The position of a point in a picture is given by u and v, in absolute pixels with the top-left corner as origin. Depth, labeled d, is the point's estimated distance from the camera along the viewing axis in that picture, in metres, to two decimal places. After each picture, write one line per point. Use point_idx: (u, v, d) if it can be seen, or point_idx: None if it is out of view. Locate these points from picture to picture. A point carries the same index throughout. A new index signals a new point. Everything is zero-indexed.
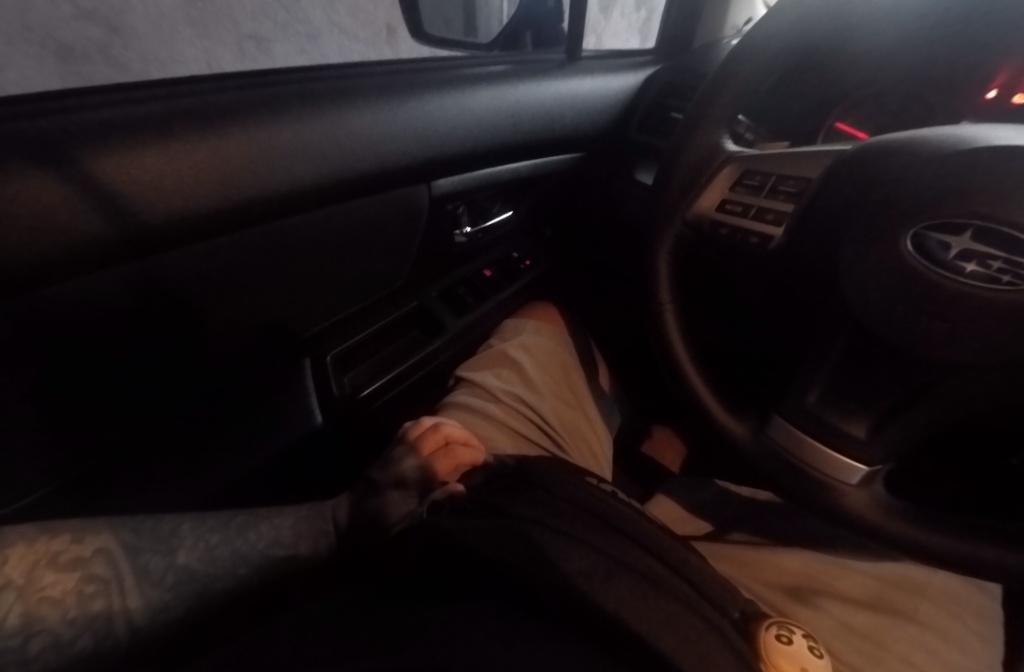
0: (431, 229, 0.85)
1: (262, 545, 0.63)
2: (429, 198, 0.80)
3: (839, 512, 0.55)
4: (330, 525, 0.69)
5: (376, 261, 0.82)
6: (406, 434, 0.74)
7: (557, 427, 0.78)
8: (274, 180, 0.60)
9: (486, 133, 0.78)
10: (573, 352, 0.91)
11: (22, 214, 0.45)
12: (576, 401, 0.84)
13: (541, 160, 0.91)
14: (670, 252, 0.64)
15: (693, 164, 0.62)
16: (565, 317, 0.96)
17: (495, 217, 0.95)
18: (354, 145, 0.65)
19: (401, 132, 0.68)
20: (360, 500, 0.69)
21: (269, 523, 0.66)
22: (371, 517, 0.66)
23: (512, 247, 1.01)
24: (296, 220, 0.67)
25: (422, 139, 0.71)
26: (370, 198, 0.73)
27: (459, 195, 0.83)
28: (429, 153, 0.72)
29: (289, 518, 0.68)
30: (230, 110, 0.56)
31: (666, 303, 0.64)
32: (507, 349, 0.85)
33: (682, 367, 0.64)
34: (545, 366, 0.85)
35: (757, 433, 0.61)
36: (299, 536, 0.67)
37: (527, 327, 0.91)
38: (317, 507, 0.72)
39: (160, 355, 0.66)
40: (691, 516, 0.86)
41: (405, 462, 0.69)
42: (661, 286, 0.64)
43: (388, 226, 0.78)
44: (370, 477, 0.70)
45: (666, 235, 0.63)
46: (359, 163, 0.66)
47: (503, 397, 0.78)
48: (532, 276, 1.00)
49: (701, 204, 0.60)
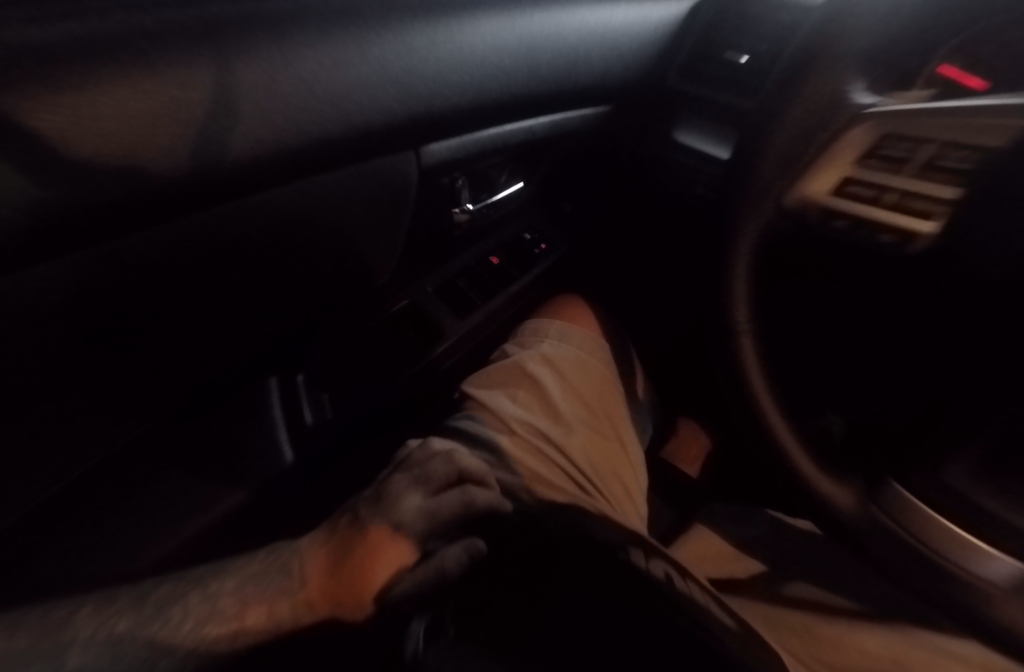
0: (425, 208, 0.66)
1: (192, 624, 0.50)
2: (417, 172, 0.60)
3: (965, 619, 0.41)
4: (290, 580, 0.55)
5: (354, 251, 0.62)
6: (403, 464, 0.62)
7: (586, 466, 0.63)
8: (213, 145, 0.37)
9: (494, 77, 0.57)
10: (611, 361, 0.76)
11: (124, 104, 0.33)
12: (610, 427, 0.69)
13: (560, 115, 0.71)
14: (754, 253, 0.46)
15: (798, 126, 0.42)
16: (596, 314, 0.80)
17: (503, 190, 0.76)
18: (328, 91, 0.43)
19: (389, 73, 0.47)
20: (347, 540, 0.56)
21: (204, 598, 0.52)
22: (361, 562, 0.54)
23: (524, 225, 0.82)
24: (232, 210, 0.44)
25: (414, 85, 0.49)
26: (339, 172, 0.50)
27: (458, 164, 0.64)
28: (422, 107, 0.51)
29: (229, 585, 0.54)
30: (111, 25, 0.33)
31: (743, 323, 0.48)
32: (526, 363, 0.70)
33: (760, 408, 0.48)
34: (573, 384, 0.70)
35: (866, 501, 0.45)
36: (244, 604, 0.53)
37: (550, 331, 0.75)
38: (272, 557, 0.58)
39: (70, 402, 0.47)
40: (742, 554, 0.73)
41: (409, 504, 0.58)
42: (737, 300, 0.47)
43: (364, 210, 0.58)
44: (357, 514, 0.58)
45: (754, 230, 0.45)
46: (336, 118, 0.45)
47: (518, 429, 0.64)
48: (547, 263, 0.82)
49: (808, 189, 0.42)
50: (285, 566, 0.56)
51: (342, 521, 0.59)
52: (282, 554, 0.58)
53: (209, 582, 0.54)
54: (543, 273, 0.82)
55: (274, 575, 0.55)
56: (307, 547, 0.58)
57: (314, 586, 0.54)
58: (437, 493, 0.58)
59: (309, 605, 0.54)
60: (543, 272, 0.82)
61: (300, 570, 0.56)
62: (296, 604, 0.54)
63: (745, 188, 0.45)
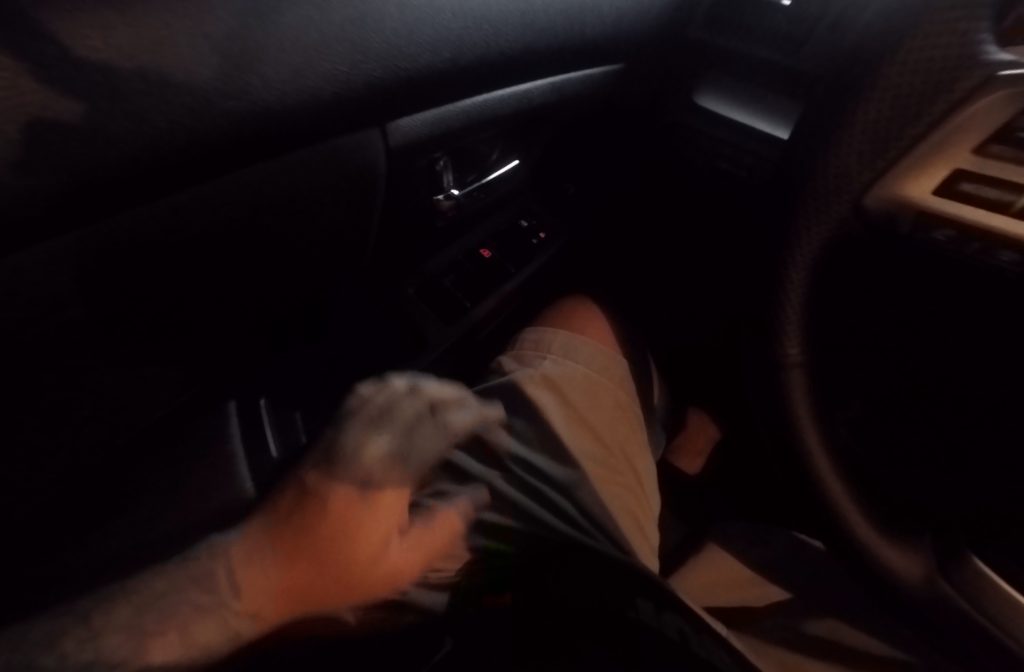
0: (400, 197, 0.54)
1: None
2: (386, 154, 0.48)
3: None
4: (222, 594, 0.43)
5: (338, 254, 0.53)
6: (358, 414, 0.51)
7: (597, 513, 0.57)
8: (75, 110, 0.27)
9: (475, 28, 0.45)
10: (627, 378, 0.68)
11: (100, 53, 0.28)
12: (620, 456, 0.62)
13: (562, 75, 0.58)
14: (811, 267, 0.38)
15: (895, 99, 0.30)
16: (608, 323, 0.71)
17: (495, 171, 0.65)
18: (256, 46, 0.33)
19: (337, 21, 0.36)
20: (318, 523, 0.45)
21: (88, 640, 0.39)
22: (341, 542, 0.46)
23: (518, 212, 0.71)
24: (186, 213, 0.35)
25: (372, 44, 0.39)
26: (281, 163, 0.39)
27: (437, 141, 0.52)
28: (381, 69, 0.41)
29: (122, 615, 0.40)
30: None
31: (796, 356, 0.40)
32: (526, 389, 0.64)
33: (809, 452, 0.41)
34: (579, 410, 0.63)
35: (932, 573, 0.39)
36: (144, 637, 0.41)
37: (553, 346, 0.67)
38: (181, 576, 0.43)
39: None
40: (760, 578, 0.65)
41: (371, 455, 0.49)
42: (789, 327, 0.40)
43: (330, 210, 0.46)
44: (310, 482, 0.47)
45: (815, 244, 0.37)
46: (277, 83, 0.35)
47: (514, 467, 0.59)
48: (546, 256, 0.71)
49: (900, 189, 0.31)
50: (201, 579, 0.43)
51: (284, 489, 0.47)
52: (200, 560, 0.44)
53: (94, 617, 0.40)
54: (543, 266, 0.71)
55: (186, 593, 0.43)
56: (229, 553, 0.44)
57: (267, 598, 0.44)
58: (407, 435, 0.52)
59: (260, 618, 0.44)
60: (544, 264, 0.71)
61: (233, 576, 0.44)
62: (240, 622, 0.44)
63: (807, 191, 0.36)
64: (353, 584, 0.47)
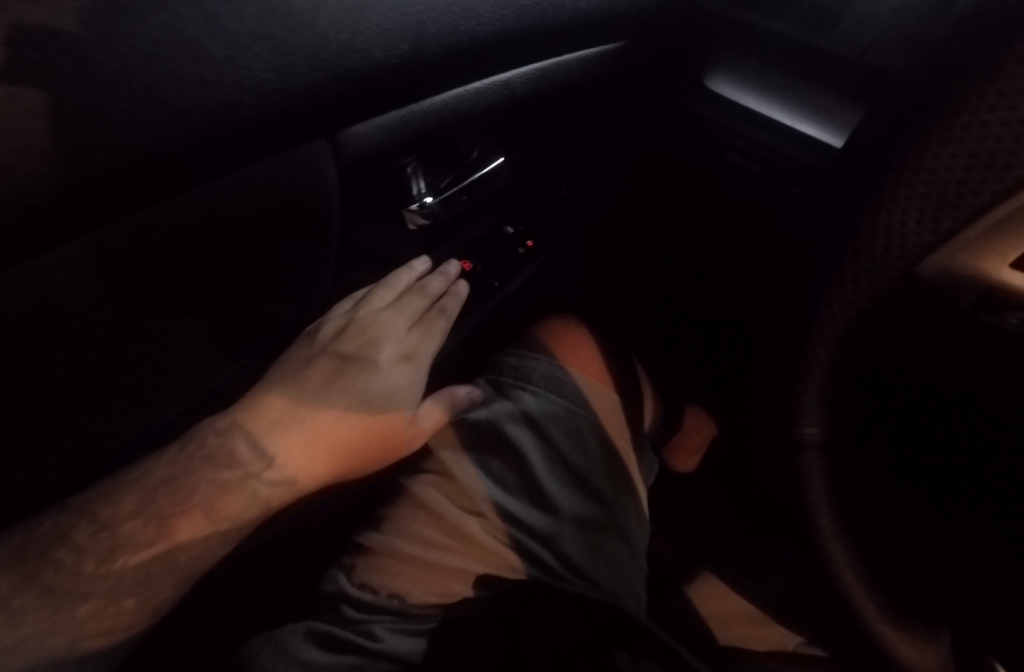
0: (361, 212, 0.48)
1: (91, 565, 0.45)
2: (337, 168, 0.42)
3: None
4: (248, 463, 0.50)
5: (295, 280, 0.47)
6: (371, 302, 0.55)
7: (584, 561, 0.55)
8: None
9: (439, 11, 0.37)
10: (619, 410, 0.64)
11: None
12: (606, 496, 0.59)
13: (551, 61, 0.49)
14: (837, 341, 0.33)
15: (979, 142, 0.23)
16: (597, 345, 0.67)
17: (476, 172, 0.56)
18: (152, 60, 0.27)
19: (252, 10, 0.29)
20: (362, 381, 0.54)
21: (99, 531, 0.44)
22: (380, 401, 0.54)
23: (506, 216, 0.62)
24: (117, 234, 0.33)
25: (306, 37, 0.32)
26: (213, 181, 0.35)
27: (398, 147, 0.45)
28: (316, 72, 0.33)
29: (131, 504, 0.46)
30: None
31: (813, 434, 0.37)
32: (507, 426, 0.59)
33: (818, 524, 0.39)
34: (564, 450, 0.59)
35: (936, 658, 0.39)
36: (162, 519, 0.47)
37: (534, 376, 0.63)
38: (189, 457, 0.48)
39: None
40: (768, 617, 0.62)
41: (397, 334, 0.55)
42: (808, 408, 0.36)
43: (276, 226, 0.41)
44: (342, 355, 0.54)
45: (847, 319, 0.32)
46: (177, 103, 0.28)
47: (493, 516, 0.56)
48: (533, 267, 0.66)
49: (969, 260, 0.27)
50: (217, 456, 0.49)
51: (318, 365, 0.53)
52: (206, 439, 0.49)
53: (101, 508, 0.44)
54: (529, 278, 0.66)
55: (202, 472, 0.49)
56: (244, 422, 0.50)
57: (301, 463, 0.51)
58: (422, 320, 0.57)
59: (293, 481, 0.51)
60: (530, 277, 0.66)
61: (257, 447, 0.50)
62: (271, 486, 0.51)
63: (847, 256, 0.31)
64: (388, 446, 0.55)
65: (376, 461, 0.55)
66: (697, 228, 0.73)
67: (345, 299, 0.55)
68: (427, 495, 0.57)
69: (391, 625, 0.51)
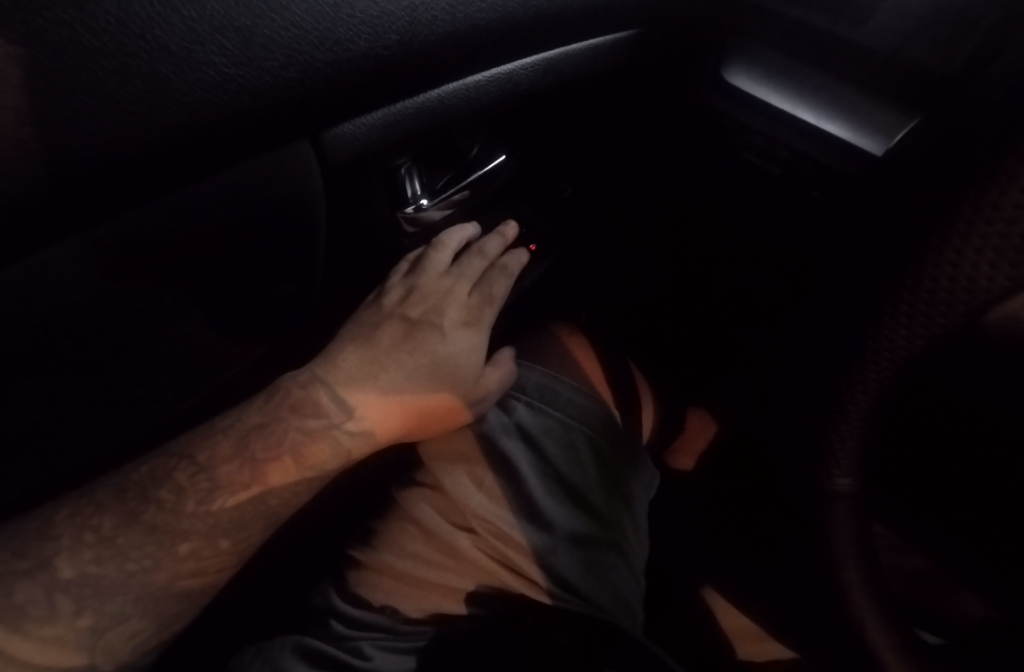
0: (353, 214, 0.45)
1: (192, 504, 0.42)
2: (322, 173, 0.39)
3: None
4: (331, 415, 0.47)
5: (284, 285, 0.45)
6: (427, 265, 0.53)
7: (578, 581, 0.53)
8: None
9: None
10: (614, 423, 0.60)
11: None
12: (603, 512, 0.56)
13: (559, 49, 0.45)
14: (879, 385, 0.35)
15: None
16: (596, 353, 0.65)
17: (475, 171, 0.53)
18: (105, 60, 0.25)
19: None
20: (430, 343, 0.50)
21: (197, 472, 0.43)
22: (450, 363, 0.50)
23: (508, 217, 0.60)
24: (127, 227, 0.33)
25: (278, 27, 0.28)
26: (198, 185, 0.33)
27: (389, 144, 0.41)
28: (291, 65, 0.30)
29: (225, 448, 0.44)
30: None
31: (848, 486, 0.40)
32: (502, 436, 0.57)
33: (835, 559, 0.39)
34: (558, 463, 0.57)
35: None
36: (257, 462, 0.44)
37: (530, 385, 0.60)
38: (278, 404, 0.46)
39: None
40: (764, 633, 0.56)
41: (459, 298, 0.53)
42: (842, 464, 0.39)
43: (261, 232, 0.39)
44: (408, 316, 0.51)
45: (886, 372, 0.34)
46: (126, 104, 0.26)
47: (484, 532, 0.53)
48: (536, 271, 0.64)
49: None
50: (304, 406, 0.46)
51: (386, 323, 0.51)
52: (290, 391, 0.47)
53: (198, 451, 0.43)
54: (532, 281, 0.64)
55: (289, 419, 0.46)
56: (321, 376, 0.48)
57: (382, 414, 0.48)
58: (483, 285, 0.55)
59: (371, 435, 0.48)
60: (532, 281, 0.64)
61: (338, 400, 0.47)
62: (354, 439, 0.47)
63: (904, 299, 0.32)
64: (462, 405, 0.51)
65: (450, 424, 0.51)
66: (707, 229, 0.70)
67: (402, 260, 0.54)
68: (419, 510, 0.54)
69: (381, 642, 0.49)
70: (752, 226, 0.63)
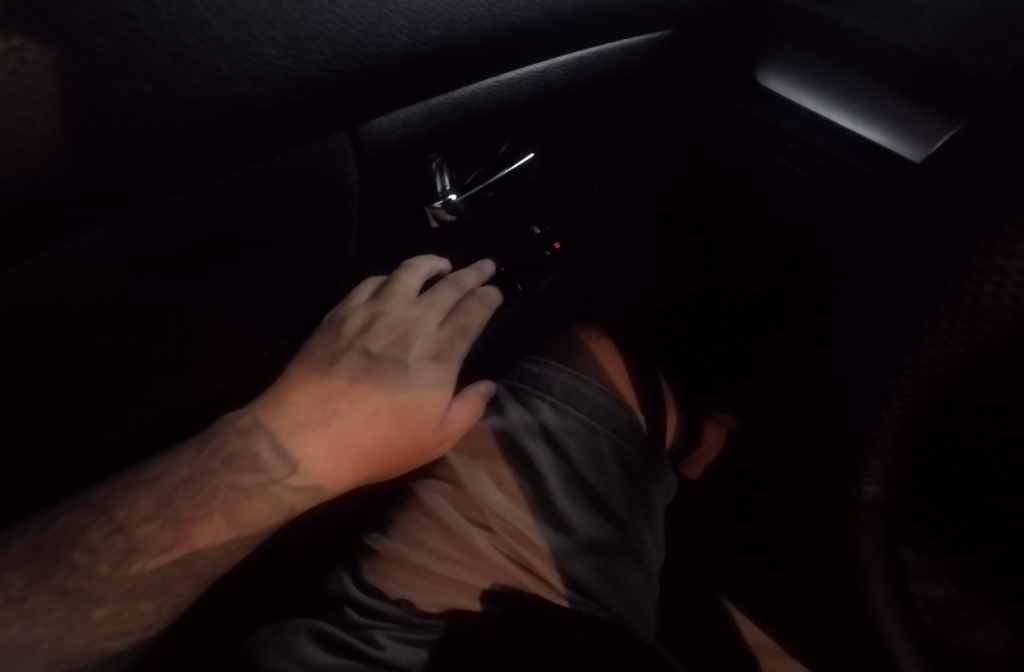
0: (384, 205, 0.46)
1: (107, 568, 0.40)
2: (360, 165, 0.40)
3: None
4: (271, 469, 0.45)
5: (320, 274, 0.45)
6: (395, 291, 0.50)
7: (592, 588, 0.52)
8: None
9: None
10: (640, 426, 0.60)
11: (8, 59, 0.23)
12: (622, 519, 0.56)
13: (595, 48, 0.45)
14: (916, 392, 0.35)
15: None
16: (624, 359, 0.65)
17: (501, 170, 0.53)
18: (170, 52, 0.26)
19: None
20: (392, 380, 0.49)
21: (113, 533, 0.40)
22: (412, 402, 0.48)
23: (534, 215, 0.60)
24: (184, 206, 0.33)
25: (323, 22, 0.29)
26: (246, 170, 0.34)
27: (423, 140, 0.42)
28: (337, 59, 0.31)
29: (146, 506, 0.41)
30: None
31: (876, 492, 0.39)
32: (524, 436, 0.57)
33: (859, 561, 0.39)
34: (580, 466, 0.57)
35: None
36: (182, 523, 0.42)
37: (555, 387, 0.60)
38: (210, 456, 0.44)
39: None
40: (782, 648, 0.54)
41: (429, 329, 0.51)
42: (872, 469, 0.39)
43: (302, 218, 0.40)
44: (370, 351, 0.49)
45: (925, 376, 0.34)
46: (184, 90, 0.27)
47: (502, 531, 0.54)
48: (560, 270, 0.64)
49: None
50: (241, 458, 0.44)
51: (344, 358, 0.49)
52: (228, 439, 0.44)
53: (117, 508, 0.40)
54: (556, 280, 0.64)
55: (221, 474, 0.43)
56: (264, 420, 0.45)
57: (327, 465, 0.46)
58: (455, 316, 0.52)
59: (319, 485, 0.46)
60: (556, 279, 0.64)
61: (282, 450, 0.45)
62: (299, 490, 0.45)
63: (945, 304, 0.31)
64: (419, 445, 0.49)
65: (408, 461, 0.49)
66: (734, 235, 0.69)
67: (368, 286, 0.51)
68: (438, 504, 0.54)
69: (392, 633, 0.49)
70: (781, 232, 0.63)
